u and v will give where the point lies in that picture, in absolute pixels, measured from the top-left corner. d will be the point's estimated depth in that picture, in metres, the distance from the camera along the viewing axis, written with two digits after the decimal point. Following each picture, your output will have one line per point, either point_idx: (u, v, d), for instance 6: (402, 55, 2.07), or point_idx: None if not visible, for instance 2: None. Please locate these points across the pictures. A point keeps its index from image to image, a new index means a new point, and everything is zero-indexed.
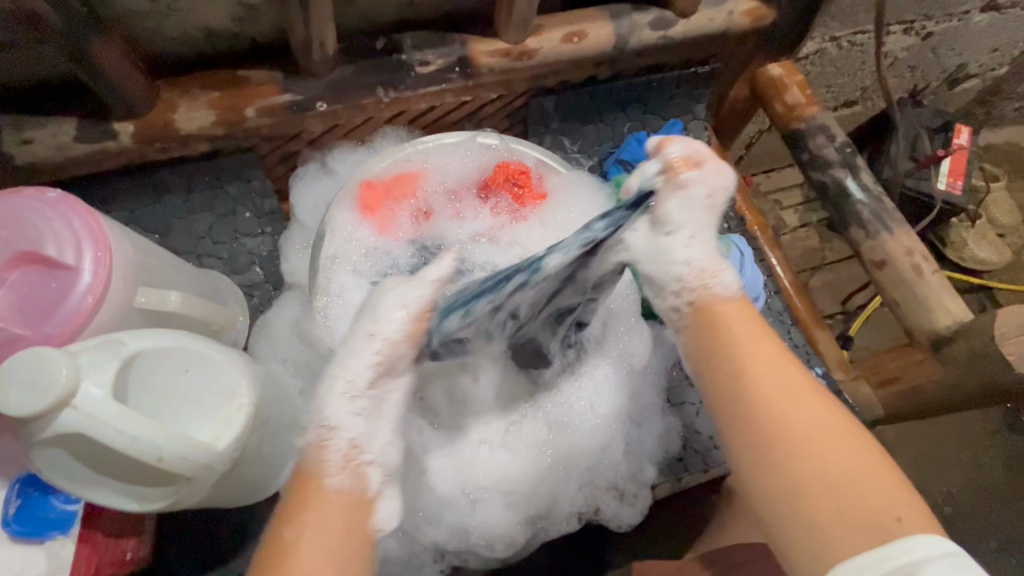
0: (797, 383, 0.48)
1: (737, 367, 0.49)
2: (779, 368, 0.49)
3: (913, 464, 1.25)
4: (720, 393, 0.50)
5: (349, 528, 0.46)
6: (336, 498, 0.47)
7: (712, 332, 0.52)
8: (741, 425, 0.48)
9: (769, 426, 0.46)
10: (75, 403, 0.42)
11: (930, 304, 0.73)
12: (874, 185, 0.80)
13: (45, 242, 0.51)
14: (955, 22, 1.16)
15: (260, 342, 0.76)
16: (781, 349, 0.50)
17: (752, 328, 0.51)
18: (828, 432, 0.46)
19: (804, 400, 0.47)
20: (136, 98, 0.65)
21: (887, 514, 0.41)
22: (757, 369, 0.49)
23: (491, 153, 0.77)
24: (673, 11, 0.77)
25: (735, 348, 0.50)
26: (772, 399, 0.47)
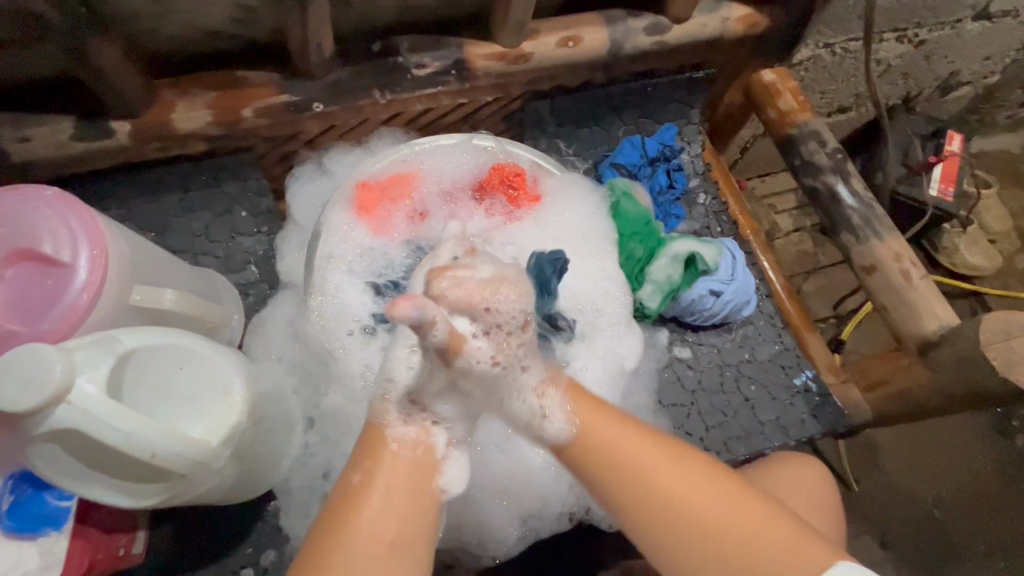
0: (648, 463, 0.51)
1: (610, 460, 0.52)
2: (652, 458, 0.52)
3: (904, 467, 1.26)
4: (593, 479, 0.53)
5: (412, 481, 0.50)
6: (399, 453, 0.51)
7: (586, 460, 0.53)
8: (647, 546, 0.52)
9: (670, 516, 0.50)
10: (68, 399, 0.43)
11: (918, 308, 0.73)
12: (864, 191, 0.81)
13: (41, 239, 0.51)
14: (947, 30, 1.18)
15: (255, 340, 0.77)
16: (610, 423, 0.53)
17: (598, 420, 0.54)
18: (719, 507, 0.50)
19: (689, 482, 0.51)
20: (134, 97, 0.65)
21: (773, 564, 0.49)
22: (644, 468, 0.51)
23: (486, 155, 0.78)
24: (667, 17, 0.78)
25: (602, 445, 0.53)
26: (664, 488, 0.51)
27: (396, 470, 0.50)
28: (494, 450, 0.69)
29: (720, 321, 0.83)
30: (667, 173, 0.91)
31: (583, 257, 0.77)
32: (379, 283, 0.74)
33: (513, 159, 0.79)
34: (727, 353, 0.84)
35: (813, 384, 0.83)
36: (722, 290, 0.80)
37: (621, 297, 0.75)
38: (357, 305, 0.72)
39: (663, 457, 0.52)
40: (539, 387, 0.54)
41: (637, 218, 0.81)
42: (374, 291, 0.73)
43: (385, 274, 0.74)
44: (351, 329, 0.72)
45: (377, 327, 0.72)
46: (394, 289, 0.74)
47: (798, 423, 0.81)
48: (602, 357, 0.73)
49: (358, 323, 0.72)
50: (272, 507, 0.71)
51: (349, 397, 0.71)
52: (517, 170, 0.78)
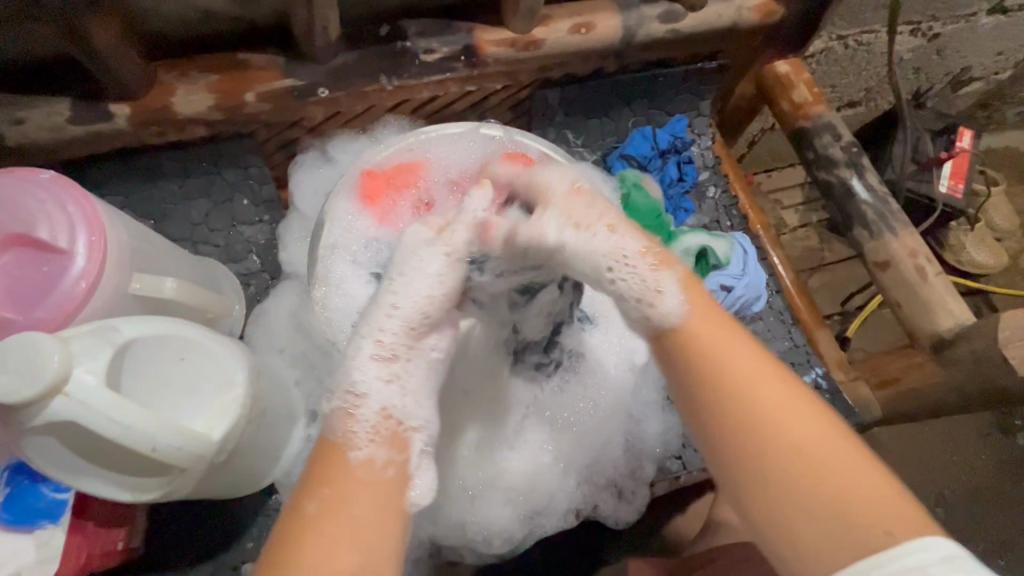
0: (740, 367, 0.44)
1: (717, 379, 0.44)
2: (754, 372, 0.43)
3: (906, 465, 1.26)
4: (693, 390, 0.45)
5: (377, 509, 0.43)
6: (362, 473, 0.44)
7: (684, 350, 0.46)
8: (720, 423, 0.43)
9: (770, 452, 0.41)
10: (66, 391, 0.41)
11: (932, 306, 0.72)
12: (880, 185, 0.79)
13: (37, 224, 0.49)
14: (961, 24, 1.16)
15: (256, 331, 0.75)
16: (741, 350, 0.45)
17: (717, 327, 0.46)
18: (815, 438, 0.41)
19: (810, 427, 0.42)
20: (133, 80, 0.63)
21: (878, 530, 0.38)
22: (766, 398, 0.42)
23: (496, 144, 0.75)
24: (682, 4, 0.76)
25: (708, 357, 0.44)
26: (778, 413, 0.42)
27: (353, 490, 0.43)
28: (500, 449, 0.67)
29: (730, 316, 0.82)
30: (678, 165, 0.89)
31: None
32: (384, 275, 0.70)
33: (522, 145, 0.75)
34: None
35: (823, 381, 0.81)
36: (732, 285, 0.79)
37: None
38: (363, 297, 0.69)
39: (784, 387, 0.43)
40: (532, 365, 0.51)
41: (646, 210, 0.78)
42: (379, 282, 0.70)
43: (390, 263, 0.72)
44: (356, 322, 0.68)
45: None
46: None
47: None
48: (612, 353, 0.72)
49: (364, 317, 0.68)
50: (273, 501, 0.70)
51: None
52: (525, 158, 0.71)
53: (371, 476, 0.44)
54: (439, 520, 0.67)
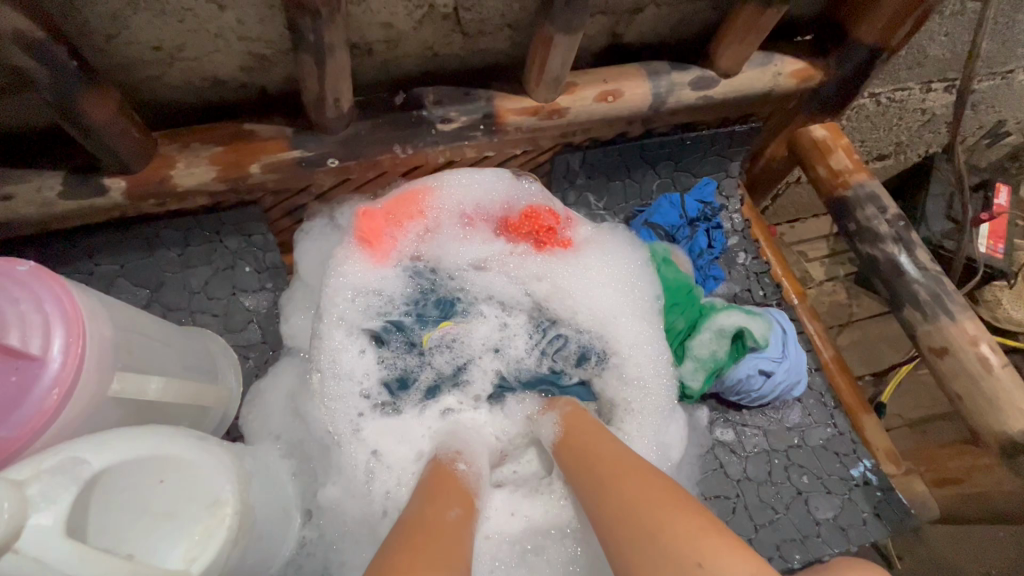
0: (625, 469, 0.48)
1: (585, 464, 0.53)
2: (619, 455, 0.52)
3: (948, 542, 1.17)
4: (577, 476, 0.53)
5: (468, 528, 0.49)
6: (463, 478, 0.58)
7: (565, 452, 0.57)
8: (590, 491, 0.49)
9: (610, 491, 0.47)
10: (16, 547, 0.34)
11: (1000, 403, 0.64)
12: (932, 263, 0.73)
13: (6, 327, 0.44)
14: (998, 80, 1.10)
15: (251, 413, 0.70)
16: (605, 438, 0.55)
17: (591, 432, 0.57)
18: (657, 489, 0.44)
19: (644, 481, 0.46)
20: (130, 154, 0.58)
21: (691, 563, 0.37)
22: (602, 455, 0.52)
23: (525, 193, 0.76)
24: (714, 71, 0.72)
25: (582, 455, 0.54)
26: (601, 476, 0.49)
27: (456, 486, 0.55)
28: (514, 568, 0.66)
29: (766, 402, 0.75)
30: (706, 233, 0.84)
31: (630, 317, 0.74)
32: (380, 328, 0.72)
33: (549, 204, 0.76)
34: (775, 437, 0.76)
35: (873, 476, 0.74)
36: (772, 370, 0.72)
37: (662, 386, 0.71)
38: (363, 372, 0.71)
39: (634, 474, 0.47)
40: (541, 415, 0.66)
41: (676, 286, 0.75)
42: (376, 342, 0.72)
43: (385, 315, 0.73)
44: (360, 408, 0.70)
45: (390, 386, 0.71)
46: (398, 332, 0.73)
47: (858, 524, 0.72)
48: (646, 438, 0.70)
49: (369, 400, 0.70)
50: None
51: (350, 491, 0.67)
52: (553, 220, 0.75)
53: (468, 480, 0.57)
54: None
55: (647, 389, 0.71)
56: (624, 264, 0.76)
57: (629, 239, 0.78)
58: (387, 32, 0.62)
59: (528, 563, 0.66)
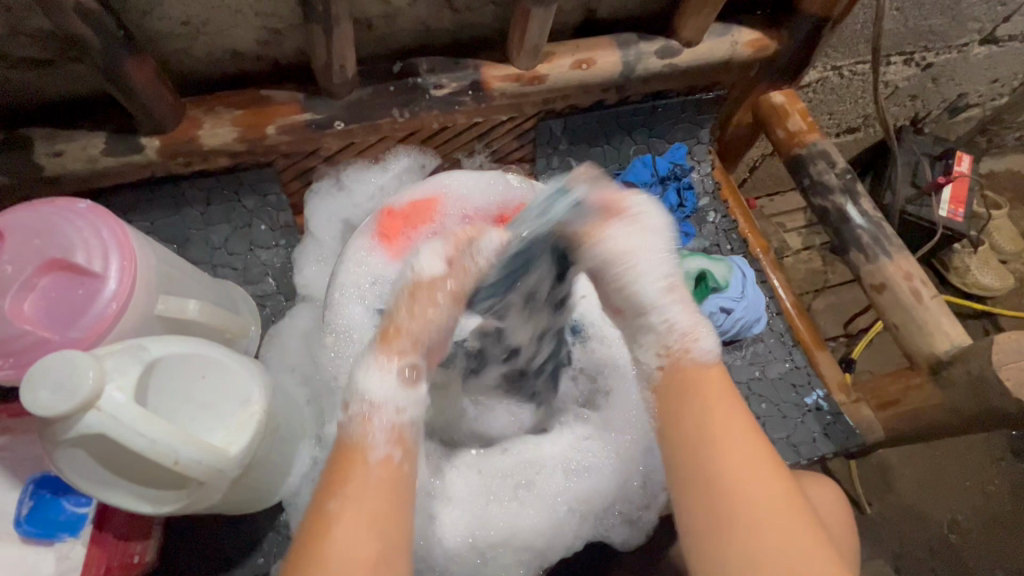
0: (734, 444, 0.50)
1: (709, 427, 0.51)
2: (729, 418, 0.52)
3: (920, 490, 1.24)
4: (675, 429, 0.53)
5: (383, 501, 0.48)
6: (381, 471, 0.50)
7: (683, 389, 0.54)
8: (683, 456, 0.51)
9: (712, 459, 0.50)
10: (98, 405, 0.44)
11: (928, 328, 0.74)
12: (874, 211, 0.82)
13: (75, 250, 0.53)
14: (954, 53, 1.18)
15: (270, 351, 0.79)
16: (724, 396, 0.53)
17: (718, 397, 0.53)
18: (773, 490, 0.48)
19: (765, 476, 0.49)
20: (164, 116, 0.67)
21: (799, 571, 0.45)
22: (717, 428, 0.51)
23: (515, 192, 0.75)
24: (678, 41, 0.80)
25: (705, 414, 0.52)
26: (727, 459, 0.49)
27: (372, 486, 0.48)
28: (508, 502, 0.69)
29: (730, 338, 0.84)
30: (678, 191, 0.93)
31: None
32: (387, 310, 0.72)
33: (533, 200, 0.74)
34: (738, 370, 0.84)
35: (825, 402, 0.83)
36: (732, 308, 0.81)
37: None
38: (371, 343, 0.72)
39: (763, 473, 0.49)
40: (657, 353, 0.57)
41: None
42: (386, 322, 0.72)
43: None
44: None
45: None
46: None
47: (810, 441, 0.81)
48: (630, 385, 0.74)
49: None
50: (283, 518, 0.72)
51: None
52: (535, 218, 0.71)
53: (387, 471, 0.50)
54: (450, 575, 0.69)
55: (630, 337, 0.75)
56: None
57: None
58: (386, 8, 0.71)
59: (520, 496, 0.69)
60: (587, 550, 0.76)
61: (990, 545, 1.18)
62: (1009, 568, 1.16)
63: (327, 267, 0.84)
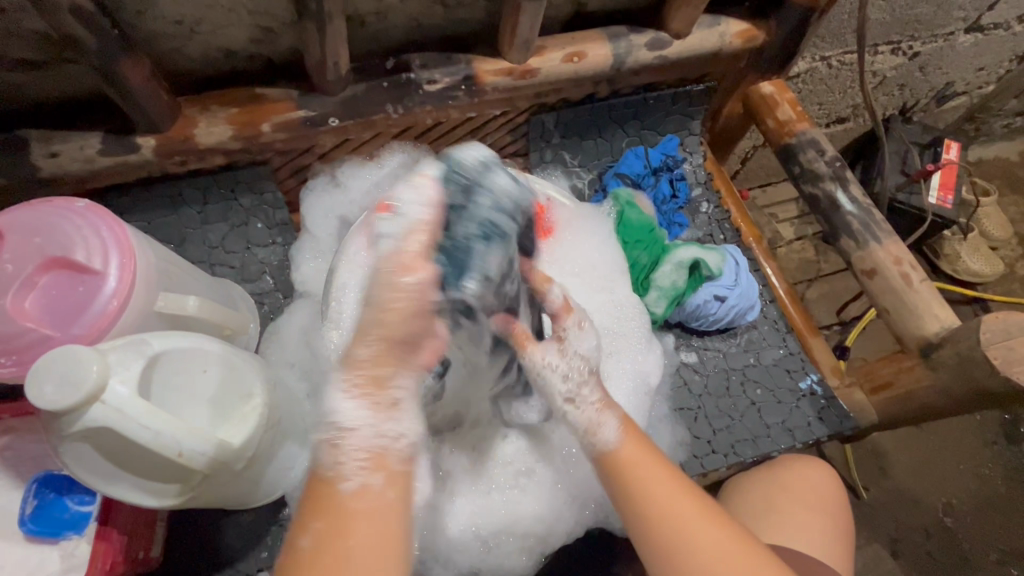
0: (694, 522, 0.53)
1: (645, 499, 0.54)
2: (680, 497, 0.54)
3: (914, 474, 1.25)
4: (630, 517, 0.55)
5: (373, 531, 0.48)
6: (359, 500, 0.49)
7: (617, 477, 0.56)
8: (662, 545, 0.52)
9: (689, 540, 0.52)
10: (102, 399, 0.44)
11: (918, 311, 0.75)
12: (863, 197, 0.83)
13: (74, 248, 0.54)
14: (941, 42, 1.20)
15: (270, 347, 0.79)
16: (667, 477, 0.55)
17: (648, 467, 0.56)
18: (740, 561, 0.52)
19: (723, 543, 0.52)
20: (159, 114, 0.68)
21: None
22: (655, 496, 0.54)
23: None
24: (667, 32, 0.81)
25: (646, 496, 0.54)
26: (675, 527, 0.52)
27: (356, 518, 0.48)
28: (508, 491, 0.71)
29: (724, 326, 0.85)
30: (670, 183, 0.93)
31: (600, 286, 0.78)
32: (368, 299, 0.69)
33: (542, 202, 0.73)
34: (733, 358, 0.85)
35: (818, 387, 0.84)
36: (726, 296, 0.82)
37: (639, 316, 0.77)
38: None
39: (711, 522, 0.53)
40: (599, 406, 0.60)
41: (640, 226, 0.83)
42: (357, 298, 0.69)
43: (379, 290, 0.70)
44: None
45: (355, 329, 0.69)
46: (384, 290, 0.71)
47: (805, 425, 0.82)
48: (625, 368, 0.75)
49: None
50: (286, 511, 0.72)
51: None
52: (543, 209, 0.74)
53: (373, 501, 0.49)
54: (454, 564, 0.70)
55: (620, 326, 0.77)
56: (600, 240, 0.81)
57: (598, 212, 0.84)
58: (377, 3, 0.71)
59: (521, 484, 0.72)
60: (586, 537, 0.77)
61: (985, 527, 1.20)
62: (1004, 549, 1.18)
63: (324, 264, 0.84)
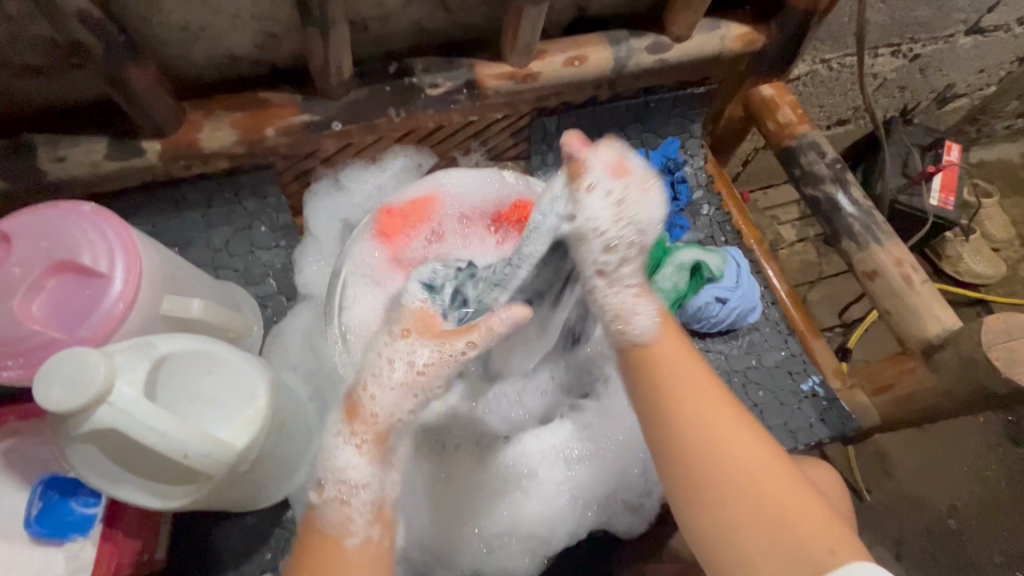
0: (710, 409, 0.51)
1: (667, 389, 0.53)
2: (701, 387, 0.53)
3: (918, 476, 1.25)
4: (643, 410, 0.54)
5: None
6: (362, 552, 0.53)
7: (645, 372, 0.55)
8: (676, 440, 0.51)
9: (697, 433, 0.50)
10: (109, 401, 0.45)
11: (920, 312, 0.76)
12: (864, 199, 0.84)
13: (81, 251, 0.54)
14: (941, 44, 1.20)
15: (273, 349, 0.79)
16: (694, 367, 0.54)
17: (678, 362, 0.54)
18: (762, 458, 0.49)
19: (742, 436, 0.50)
20: (164, 119, 0.69)
21: (823, 549, 0.44)
22: (677, 384, 0.53)
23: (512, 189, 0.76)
24: (668, 36, 0.82)
25: (666, 381, 0.53)
26: (692, 421, 0.51)
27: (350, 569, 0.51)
28: (511, 492, 0.71)
29: (726, 327, 0.85)
30: (671, 185, 0.94)
31: None
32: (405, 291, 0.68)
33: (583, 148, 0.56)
34: (735, 359, 0.86)
35: (821, 389, 0.84)
36: (727, 298, 0.83)
37: None
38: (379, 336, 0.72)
39: (740, 424, 0.51)
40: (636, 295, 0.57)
41: None
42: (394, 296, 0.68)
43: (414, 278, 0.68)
44: None
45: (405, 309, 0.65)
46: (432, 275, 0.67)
47: (807, 427, 0.82)
48: None
49: None
50: (289, 514, 0.73)
51: None
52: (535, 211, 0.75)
53: (367, 550, 0.53)
54: (456, 566, 0.70)
55: None
56: None
57: None
58: (380, 8, 0.72)
59: (523, 486, 0.72)
60: (588, 539, 0.77)
61: (989, 530, 1.20)
62: (1009, 552, 1.18)
63: (328, 267, 0.85)
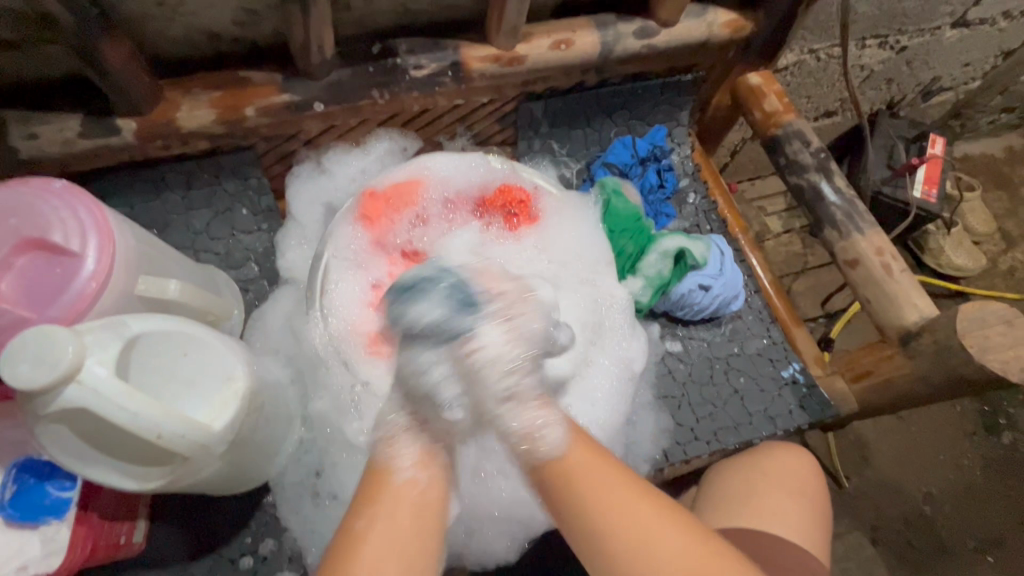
0: (634, 520, 0.49)
1: (578, 501, 0.51)
2: (626, 498, 0.50)
3: (897, 465, 1.27)
4: (556, 506, 0.53)
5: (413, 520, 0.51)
6: (406, 492, 0.52)
7: (562, 484, 0.52)
8: (611, 574, 0.49)
9: (632, 566, 0.48)
10: (78, 379, 0.44)
11: (899, 300, 0.76)
12: (847, 188, 0.84)
13: (51, 229, 0.53)
14: (928, 36, 1.21)
15: (254, 333, 0.79)
16: (606, 478, 0.51)
17: (592, 475, 0.52)
18: (695, 559, 0.49)
19: (662, 530, 0.49)
20: (140, 96, 0.67)
21: None
22: (606, 510, 0.50)
23: (497, 172, 0.78)
24: (655, 21, 0.81)
25: (584, 498, 0.51)
26: (615, 531, 0.49)
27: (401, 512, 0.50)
28: (493, 479, 0.69)
29: (709, 315, 0.86)
30: (658, 173, 0.93)
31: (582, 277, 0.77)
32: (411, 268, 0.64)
33: (431, 161, 0.76)
34: (717, 346, 0.86)
35: (801, 375, 0.85)
36: (710, 285, 0.83)
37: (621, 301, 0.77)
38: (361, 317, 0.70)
39: (666, 527, 0.49)
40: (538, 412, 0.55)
41: (626, 215, 0.84)
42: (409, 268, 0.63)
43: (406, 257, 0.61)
44: (338, 361, 0.69)
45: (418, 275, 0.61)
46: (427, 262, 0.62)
47: (786, 413, 0.83)
48: (611, 356, 0.75)
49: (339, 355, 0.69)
50: (270, 498, 0.72)
51: (335, 404, 0.71)
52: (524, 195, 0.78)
53: (415, 491, 0.52)
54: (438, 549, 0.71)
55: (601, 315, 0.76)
56: (586, 226, 0.81)
57: (581, 201, 0.83)
58: None
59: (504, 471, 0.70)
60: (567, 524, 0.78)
61: (963, 517, 1.23)
62: (981, 538, 1.21)
63: (310, 250, 0.84)
